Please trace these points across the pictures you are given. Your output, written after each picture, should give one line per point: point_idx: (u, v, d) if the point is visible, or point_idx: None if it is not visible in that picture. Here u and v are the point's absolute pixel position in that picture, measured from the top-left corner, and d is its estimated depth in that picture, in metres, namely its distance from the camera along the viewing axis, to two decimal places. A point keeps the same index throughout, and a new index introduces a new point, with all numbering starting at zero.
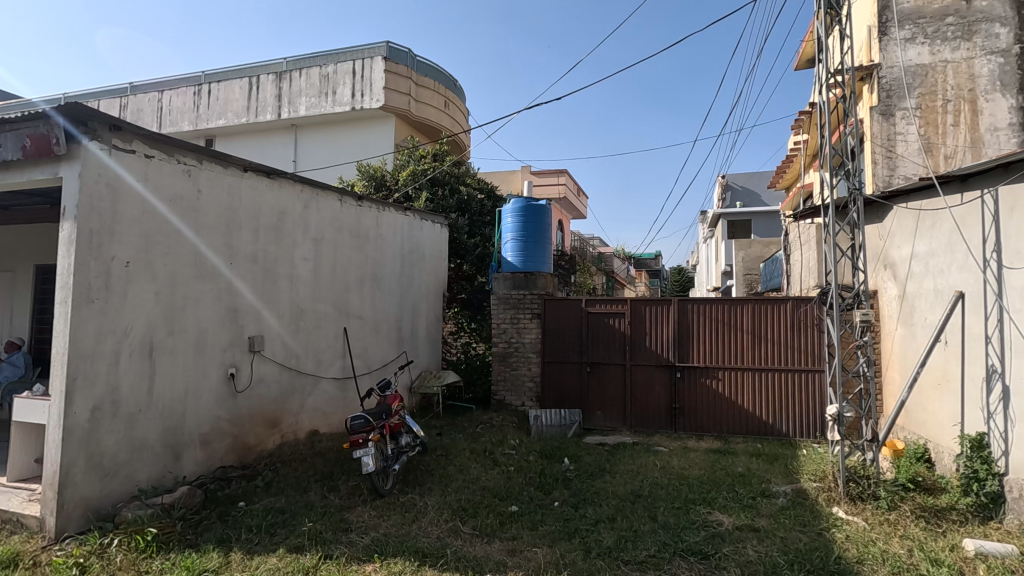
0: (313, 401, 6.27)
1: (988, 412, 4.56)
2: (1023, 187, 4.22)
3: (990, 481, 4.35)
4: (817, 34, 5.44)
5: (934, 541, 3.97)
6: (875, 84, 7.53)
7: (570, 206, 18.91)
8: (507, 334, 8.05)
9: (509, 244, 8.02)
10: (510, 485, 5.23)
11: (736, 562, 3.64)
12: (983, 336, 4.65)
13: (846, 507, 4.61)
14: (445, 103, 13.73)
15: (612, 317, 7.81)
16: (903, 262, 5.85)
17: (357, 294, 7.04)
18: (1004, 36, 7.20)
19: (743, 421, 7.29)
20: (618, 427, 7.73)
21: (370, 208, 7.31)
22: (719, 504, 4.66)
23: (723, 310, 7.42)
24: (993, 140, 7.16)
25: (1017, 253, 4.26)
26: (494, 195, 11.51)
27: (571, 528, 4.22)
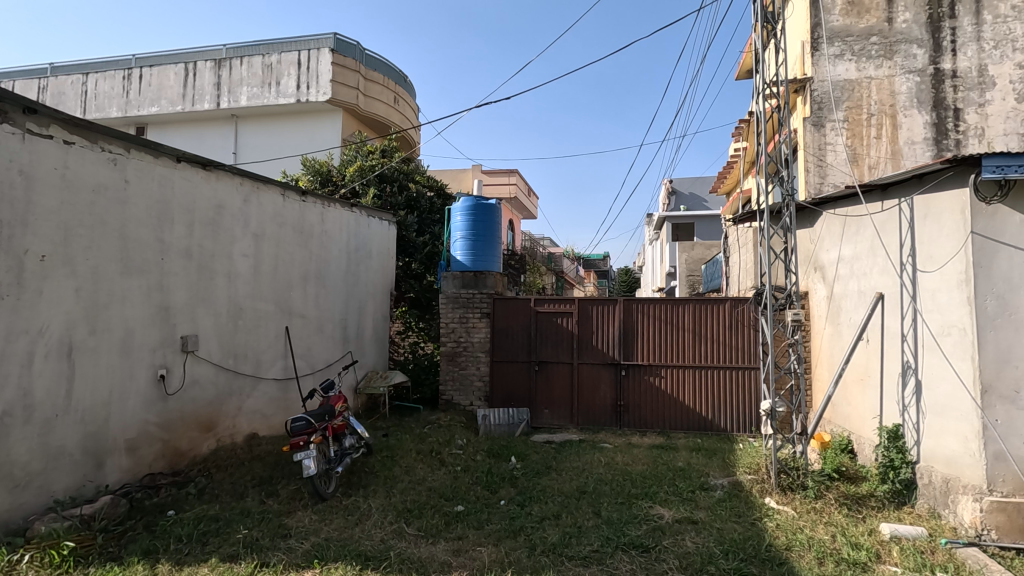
0: (252, 403, 6.02)
1: (903, 405, 4.91)
2: (935, 197, 4.57)
3: (905, 469, 4.73)
4: (754, 46, 5.68)
5: (855, 526, 4.24)
6: (808, 96, 7.98)
7: (520, 206, 19.05)
8: (455, 333, 8.00)
9: (458, 243, 7.98)
10: (457, 484, 5.21)
11: (675, 554, 3.76)
12: (899, 334, 4.99)
13: (777, 497, 4.86)
14: (394, 99, 13.51)
15: (560, 316, 7.90)
16: (830, 265, 6.22)
17: (301, 292, 6.81)
18: (921, 56, 7.75)
19: (684, 417, 7.54)
20: (565, 425, 7.84)
21: (315, 204, 7.10)
22: (660, 498, 4.80)
23: (666, 310, 7.66)
24: (911, 152, 7.72)
25: (930, 258, 4.61)
26: (443, 193, 11.41)
27: (517, 526, 4.24)
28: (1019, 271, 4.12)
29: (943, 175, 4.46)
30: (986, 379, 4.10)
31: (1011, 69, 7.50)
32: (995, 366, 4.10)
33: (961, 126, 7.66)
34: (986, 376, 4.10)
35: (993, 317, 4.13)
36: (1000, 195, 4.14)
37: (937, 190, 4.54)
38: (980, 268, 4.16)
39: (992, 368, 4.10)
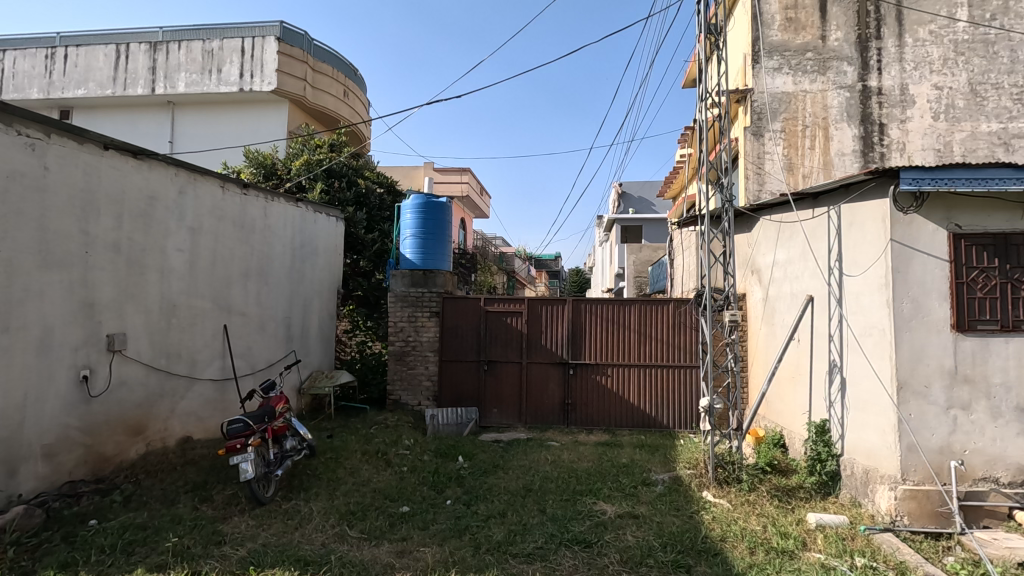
0: (186, 404, 5.73)
1: (830, 401, 5.20)
2: (859, 206, 4.88)
3: (830, 461, 5.02)
4: (698, 57, 5.90)
5: (784, 517, 4.47)
6: (748, 107, 8.36)
7: (473, 205, 19.02)
8: (404, 332, 7.89)
9: (408, 241, 7.87)
10: (403, 485, 5.15)
11: (616, 548, 3.85)
12: (827, 335, 5.30)
13: (714, 491, 5.06)
14: (344, 92, 13.18)
15: (509, 316, 7.94)
16: (766, 268, 6.53)
17: (241, 288, 6.55)
18: (851, 73, 8.24)
19: (629, 415, 7.73)
20: (514, 424, 7.88)
21: (257, 197, 6.83)
22: (603, 494, 4.91)
23: (613, 310, 7.83)
24: (842, 163, 8.19)
25: (855, 263, 4.92)
26: (394, 190, 11.24)
27: (462, 525, 4.24)
28: (932, 277, 4.46)
29: (866, 185, 4.77)
30: (901, 376, 4.41)
31: (929, 89, 8.10)
32: (909, 364, 4.42)
33: (885, 141, 8.20)
34: (902, 373, 4.42)
35: (908, 318, 4.45)
36: (915, 206, 4.48)
37: (861, 200, 4.85)
38: (898, 273, 4.48)
39: (907, 366, 4.42)
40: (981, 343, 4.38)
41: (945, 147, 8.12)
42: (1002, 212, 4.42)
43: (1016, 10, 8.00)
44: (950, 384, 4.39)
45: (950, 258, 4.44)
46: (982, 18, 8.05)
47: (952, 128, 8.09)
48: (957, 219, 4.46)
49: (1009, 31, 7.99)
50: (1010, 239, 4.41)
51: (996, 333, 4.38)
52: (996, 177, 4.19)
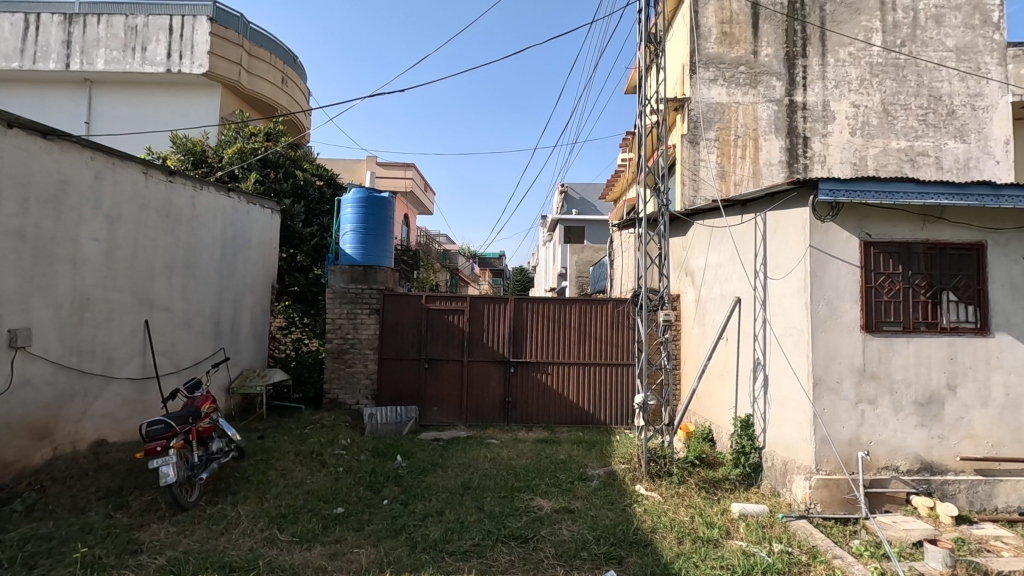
0: (100, 405, 5.33)
1: (754, 397, 5.50)
2: (782, 213, 5.19)
3: (753, 454, 5.33)
4: (639, 65, 6.08)
5: (710, 507, 4.70)
6: (686, 115, 8.70)
7: (417, 201, 18.78)
8: (342, 329, 7.69)
9: (348, 235, 7.67)
10: (338, 486, 5.02)
11: (551, 542, 3.93)
12: (752, 334, 5.60)
13: (646, 484, 5.24)
14: (282, 80, 12.67)
15: (451, 314, 7.90)
16: (698, 271, 6.82)
17: (165, 282, 6.18)
18: (779, 88, 8.73)
19: (568, 412, 7.88)
20: (454, 422, 7.86)
21: (184, 186, 6.46)
22: (541, 490, 4.98)
23: (554, 308, 7.96)
24: (770, 173, 8.67)
25: (778, 267, 5.22)
26: (334, 183, 10.91)
27: (398, 525, 4.18)
28: (845, 281, 4.81)
29: (789, 195, 5.08)
30: (816, 373, 4.73)
31: (847, 107, 8.72)
32: (824, 362, 4.75)
33: (808, 153, 8.76)
34: (817, 370, 4.74)
35: (824, 320, 4.77)
36: (831, 215, 4.82)
37: (784, 208, 5.17)
38: (816, 277, 4.80)
39: (822, 364, 4.74)
40: (886, 342, 4.77)
41: (860, 161, 8.74)
42: (905, 223, 4.83)
43: (922, 38, 8.74)
44: (859, 381, 4.75)
45: (860, 264, 4.81)
46: (893, 43, 8.74)
47: (866, 143, 8.72)
48: (868, 228, 4.84)
49: (916, 57, 8.72)
50: (911, 248, 4.83)
51: (899, 334, 4.78)
52: (901, 191, 4.56)
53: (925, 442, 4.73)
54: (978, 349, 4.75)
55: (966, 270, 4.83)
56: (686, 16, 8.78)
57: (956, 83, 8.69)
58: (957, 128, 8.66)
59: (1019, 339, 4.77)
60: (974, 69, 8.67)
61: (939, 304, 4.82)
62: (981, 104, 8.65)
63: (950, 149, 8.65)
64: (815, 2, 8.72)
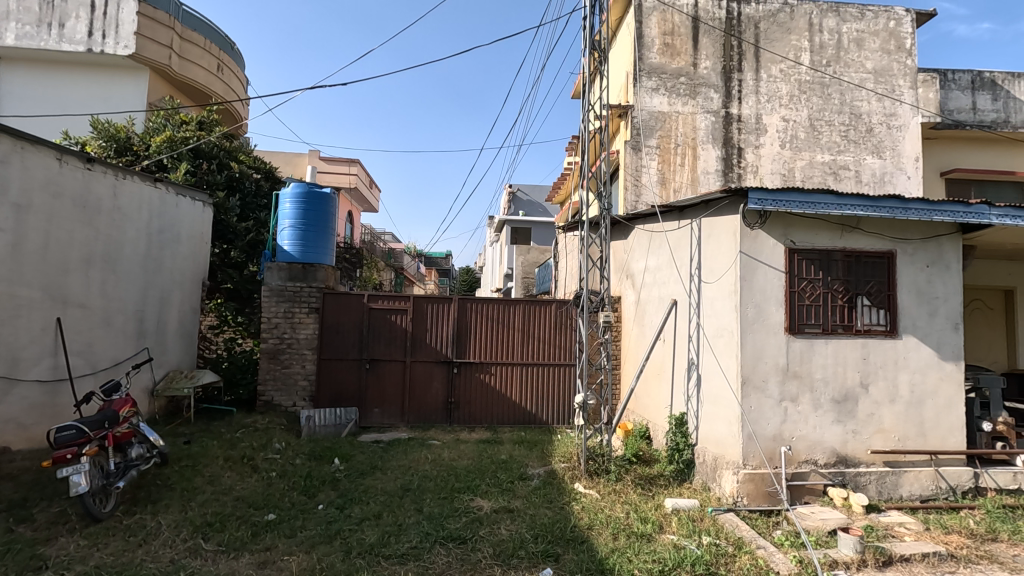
0: (2, 410, 4.90)
1: (688, 395, 5.72)
2: (716, 220, 5.42)
3: (686, 450, 5.55)
4: (583, 72, 6.20)
5: (645, 503, 4.85)
6: (629, 122, 8.95)
7: (361, 198, 18.36)
8: (279, 328, 7.40)
9: (286, 232, 7.40)
10: (270, 491, 4.83)
11: (490, 542, 3.93)
12: (687, 335, 5.81)
13: (585, 482, 5.35)
14: (218, 66, 12.08)
15: (393, 314, 7.77)
16: (639, 273, 7.02)
17: (81, 277, 5.75)
18: (716, 100, 9.11)
19: (510, 411, 7.92)
20: (395, 424, 7.73)
21: (105, 174, 6.04)
22: (481, 490, 4.98)
23: (498, 309, 7.98)
24: (707, 181, 9.04)
25: (712, 271, 5.44)
26: (272, 177, 10.50)
27: (333, 530, 4.06)
28: (771, 286, 5.08)
29: (722, 203, 5.32)
30: (745, 373, 4.98)
31: (778, 121, 9.23)
32: (751, 362, 4.99)
33: (742, 163, 9.19)
34: (745, 370, 4.98)
35: (752, 321, 5.02)
36: (760, 223, 5.08)
37: (718, 215, 5.40)
38: (745, 281, 5.04)
39: (749, 364, 4.99)
40: (808, 343, 5.08)
41: (789, 172, 9.24)
42: (826, 232, 5.16)
43: (845, 60, 9.36)
44: (783, 380, 5.03)
45: (785, 269, 5.10)
46: (819, 63, 9.32)
47: (794, 156, 9.24)
48: (792, 236, 5.14)
49: (839, 77, 9.34)
50: (831, 255, 5.17)
51: (819, 335, 5.10)
52: (823, 201, 4.87)
53: (840, 437, 5.07)
54: (888, 350, 5.13)
55: (878, 277, 5.22)
56: (631, 25, 9.03)
57: (874, 102, 9.36)
58: (874, 144, 9.32)
59: (923, 340, 5.19)
60: (890, 91, 9.38)
61: (854, 308, 5.18)
62: (895, 123, 9.35)
63: (868, 164, 9.28)
64: (750, 20, 9.18)
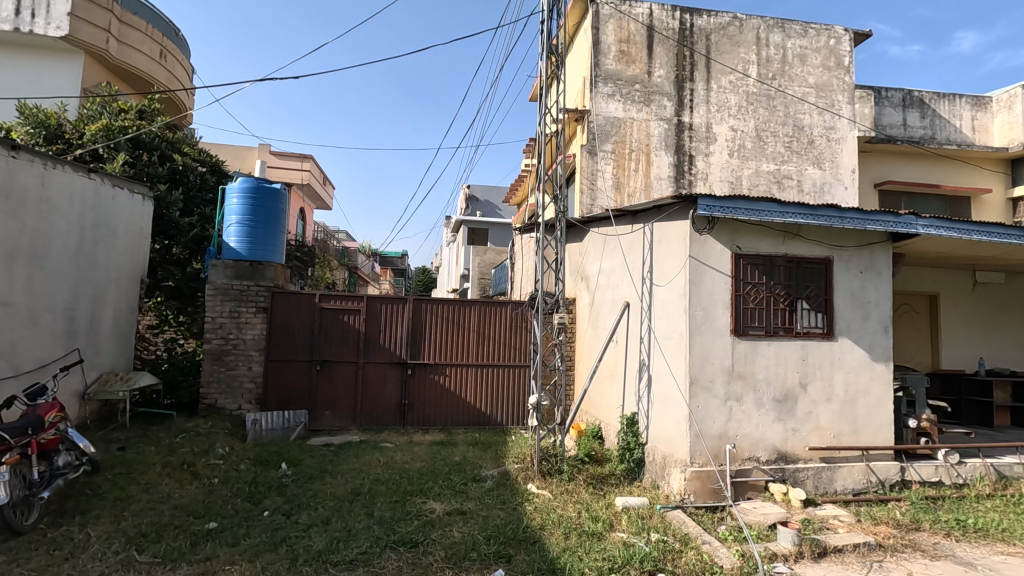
0: None
1: (639, 396, 5.85)
2: (667, 225, 5.57)
3: (637, 449, 5.67)
4: (540, 75, 6.26)
5: (597, 502, 4.93)
6: (586, 127, 9.09)
7: (314, 195, 17.89)
8: (224, 328, 7.10)
9: (233, 228, 7.13)
10: (212, 499, 4.64)
11: (441, 545, 3.90)
12: (639, 337, 5.94)
13: (538, 482, 5.39)
14: (161, 53, 11.51)
15: (346, 314, 7.61)
16: (593, 276, 7.13)
17: (4, 272, 5.35)
18: (669, 108, 9.37)
19: (465, 413, 7.88)
20: (347, 427, 7.56)
21: (33, 163, 5.66)
22: (434, 493, 4.93)
23: (453, 310, 7.94)
24: (659, 186, 9.28)
25: (663, 274, 5.58)
26: (218, 171, 10.09)
27: (279, 538, 3.93)
28: (718, 289, 5.26)
29: (673, 208, 5.47)
30: (693, 374, 5.13)
31: (726, 130, 9.58)
32: (699, 363, 5.16)
33: (693, 170, 9.48)
34: (693, 371, 5.14)
35: (700, 324, 5.19)
36: (708, 228, 5.26)
37: (668, 221, 5.55)
38: (694, 285, 5.21)
39: (697, 365, 5.15)
40: (752, 345, 5.29)
41: (736, 180, 9.60)
42: (770, 239, 5.39)
43: (789, 74, 9.80)
44: (728, 380, 5.22)
45: (731, 274, 5.30)
46: (766, 76, 9.72)
47: (742, 164, 9.60)
48: (739, 242, 5.34)
49: (783, 91, 9.77)
50: (773, 261, 5.40)
51: (762, 337, 5.32)
52: (767, 209, 5.08)
53: (781, 435, 5.30)
54: (825, 352, 5.41)
55: (816, 282, 5.49)
56: (588, 31, 9.18)
57: (815, 116, 9.85)
58: (815, 156, 9.79)
59: (857, 342, 5.49)
60: (829, 105, 9.89)
61: (795, 311, 5.43)
62: (834, 136, 9.86)
63: (809, 175, 9.75)
64: (701, 32, 9.50)
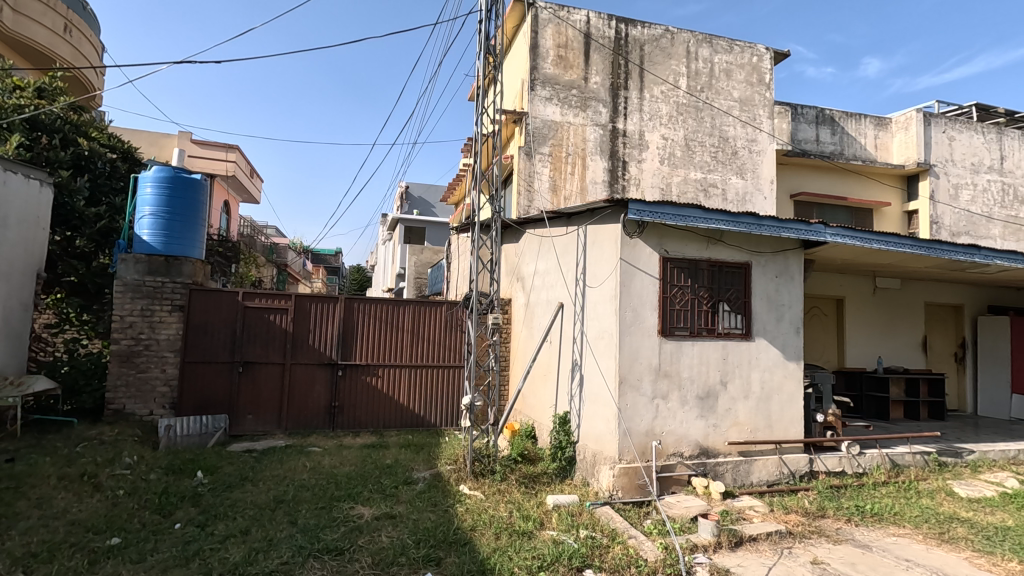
0: None
1: (571, 395, 5.95)
2: (599, 228, 5.70)
3: (568, 448, 5.78)
4: (478, 75, 6.24)
5: (528, 501, 4.97)
6: (524, 129, 9.15)
7: (240, 187, 16.97)
8: (134, 328, 6.60)
9: (146, 220, 6.63)
10: (116, 513, 4.28)
11: (369, 551, 3.80)
12: (571, 337, 6.04)
13: (470, 483, 5.36)
14: (65, 27, 10.55)
15: (272, 313, 7.26)
16: (528, 276, 7.18)
17: None
18: (604, 114, 9.61)
19: (398, 415, 7.73)
20: (271, 431, 7.22)
21: None
22: (363, 497, 4.80)
23: (386, 309, 7.76)
24: (594, 190, 9.48)
25: (595, 276, 5.71)
26: (131, 158, 9.36)
27: (191, 551, 3.69)
28: (647, 291, 5.45)
29: (605, 211, 5.61)
30: (622, 373, 5.28)
31: (658, 138, 9.94)
32: (628, 363, 5.31)
33: (626, 175, 9.76)
34: (622, 370, 5.28)
35: (629, 324, 5.35)
36: (638, 232, 5.44)
37: (601, 224, 5.69)
38: (624, 287, 5.36)
39: (626, 364, 5.30)
40: (677, 345, 5.51)
41: (666, 187, 9.97)
42: (694, 243, 5.65)
43: (716, 87, 10.31)
44: (655, 379, 5.41)
45: (658, 276, 5.51)
46: (695, 88, 10.18)
47: (671, 172, 9.99)
48: (666, 246, 5.55)
49: (710, 103, 10.26)
50: (698, 265, 5.66)
51: (687, 338, 5.56)
52: (693, 215, 5.31)
53: (703, 430, 5.55)
54: (743, 351, 5.72)
55: (736, 285, 5.80)
56: (527, 35, 9.25)
57: (739, 128, 10.40)
58: (738, 166, 10.34)
59: (771, 342, 5.84)
60: (751, 119, 10.47)
61: (716, 313, 5.71)
62: (755, 148, 10.46)
63: (733, 184, 10.27)
64: (635, 42, 9.82)
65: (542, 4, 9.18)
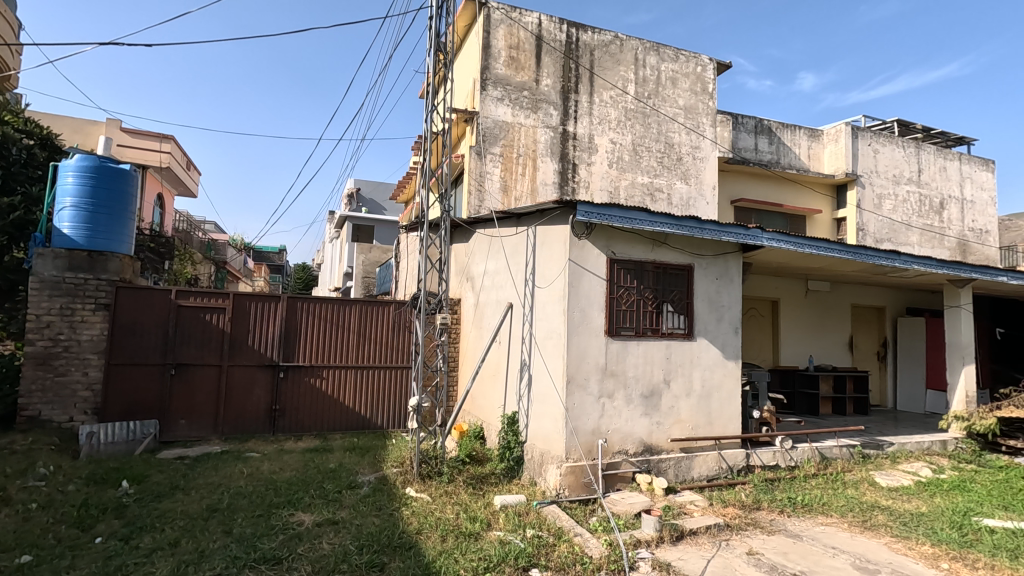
0: None
1: (519, 395, 5.97)
2: (549, 229, 5.74)
3: (516, 448, 5.80)
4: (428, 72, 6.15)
5: (475, 502, 4.95)
6: (475, 128, 9.10)
7: (175, 180, 16.09)
8: (52, 328, 6.14)
9: (67, 212, 6.17)
10: (27, 528, 3.96)
11: (308, 559, 3.67)
12: (520, 337, 6.06)
13: (417, 485, 5.28)
14: None
15: (208, 312, 6.91)
16: (478, 276, 7.14)
17: None
18: (555, 117, 9.70)
19: (343, 417, 7.52)
20: (206, 437, 6.87)
21: None
22: (304, 503, 4.63)
23: (331, 308, 7.53)
24: (545, 191, 9.55)
25: (544, 276, 5.75)
26: (51, 146, 8.68)
27: (113, 566, 3.46)
28: (594, 292, 5.53)
29: (554, 212, 5.67)
30: (569, 372, 5.34)
31: (607, 142, 10.13)
32: (576, 362, 5.38)
33: (576, 178, 9.89)
34: (570, 370, 5.34)
35: (577, 324, 5.41)
36: (586, 234, 5.51)
37: (550, 225, 5.74)
38: (572, 287, 5.43)
39: (573, 363, 5.36)
40: (623, 344, 5.62)
41: (614, 190, 10.17)
42: (640, 246, 5.78)
43: (662, 95, 10.60)
44: (601, 378, 5.49)
45: (605, 277, 5.60)
46: (642, 95, 10.43)
47: (620, 175, 10.20)
48: (613, 248, 5.66)
49: (657, 109, 10.54)
50: (643, 266, 5.80)
51: (632, 337, 5.68)
52: (640, 217, 5.43)
53: (647, 428, 5.68)
54: (685, 350, 5.90)
55: (679, 287, 5.98)
56: (479, 34, 9.21)
57: (684, 135, 10.74)
58: (683, 172, 10.67)
59: (712, 342, 6.06)
60: (695, 126, 10.83)
61: (661, 313, 5.86)
62: (699, 155, 10.82)
63: (677, 189, 10.60)
64: (586, 47, 9.98)
65: (494, 5, 9.17)
